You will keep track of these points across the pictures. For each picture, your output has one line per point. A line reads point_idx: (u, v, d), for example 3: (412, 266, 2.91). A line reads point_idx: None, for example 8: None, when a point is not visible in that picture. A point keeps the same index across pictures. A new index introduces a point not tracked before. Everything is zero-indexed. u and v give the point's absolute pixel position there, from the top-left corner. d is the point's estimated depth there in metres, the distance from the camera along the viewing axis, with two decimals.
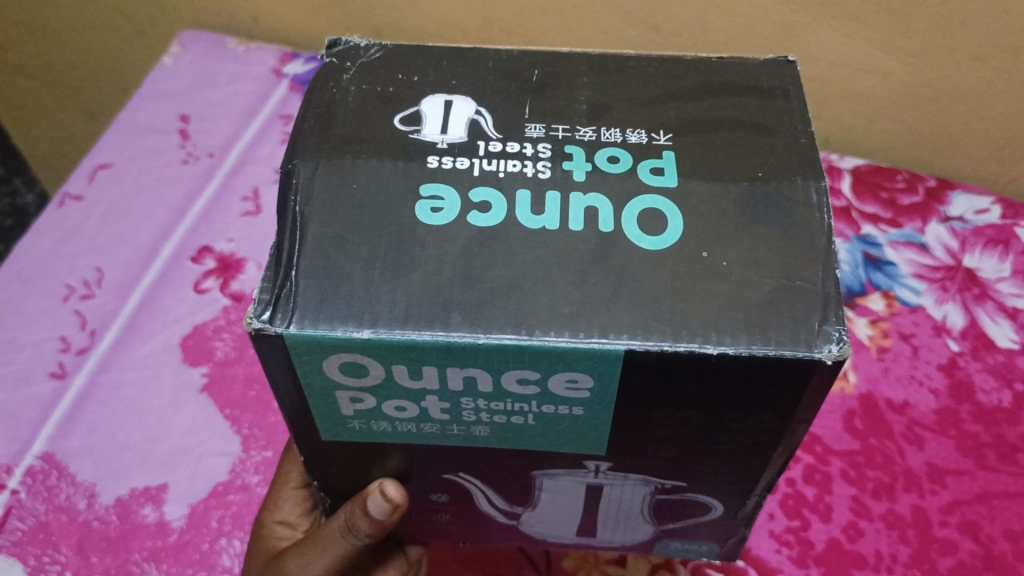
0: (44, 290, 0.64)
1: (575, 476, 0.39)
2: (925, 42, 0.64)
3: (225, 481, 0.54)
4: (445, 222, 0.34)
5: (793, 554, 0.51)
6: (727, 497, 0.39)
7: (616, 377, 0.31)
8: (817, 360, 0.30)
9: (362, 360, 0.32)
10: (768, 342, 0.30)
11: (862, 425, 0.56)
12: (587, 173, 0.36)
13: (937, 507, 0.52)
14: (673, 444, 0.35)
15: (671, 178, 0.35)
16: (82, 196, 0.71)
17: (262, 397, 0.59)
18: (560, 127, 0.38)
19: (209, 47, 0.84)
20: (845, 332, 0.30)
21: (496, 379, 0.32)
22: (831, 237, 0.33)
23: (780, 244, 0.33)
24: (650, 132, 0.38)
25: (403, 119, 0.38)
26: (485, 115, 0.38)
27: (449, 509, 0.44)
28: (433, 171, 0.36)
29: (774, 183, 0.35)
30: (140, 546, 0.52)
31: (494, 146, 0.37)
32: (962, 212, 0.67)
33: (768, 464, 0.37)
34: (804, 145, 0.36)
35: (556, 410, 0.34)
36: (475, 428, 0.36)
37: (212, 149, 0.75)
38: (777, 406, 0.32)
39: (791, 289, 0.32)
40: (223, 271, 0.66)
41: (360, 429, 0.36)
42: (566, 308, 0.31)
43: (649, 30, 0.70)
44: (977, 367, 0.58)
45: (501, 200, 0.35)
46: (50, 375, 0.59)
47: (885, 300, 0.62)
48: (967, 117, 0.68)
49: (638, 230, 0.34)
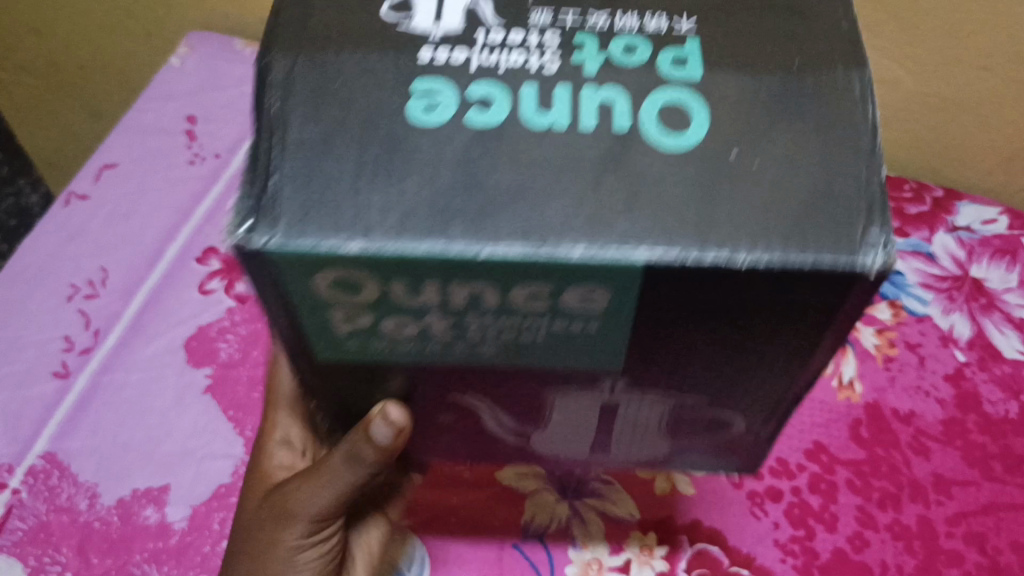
0: (48, 289, 0.64)
1: (589, 395, 0.37)
2: (937, 51, 0.63)
3: (227, 483, 0.54)
4: (444, 122, 0.31)
5: (798, 563, 0.50)
6: (749, 412, 0.38)
7: (636, 290, 0.29)
8: (858, 270, 0.28)
9: (356, 276, 0.29)
10: (805, 250, 0.28)
11: (868, 434, 0.56)
12: (602, 64, 0.32)
13: (943, 518, 0.52)
14: (696, 352, 0.33)
15: (694, 70, 0.32)
16: (88, 196, 0.71)
17: (265, 399, 0.58)
18: (570, 12, 0.34)
19: (217, 48, 0.84)
20: (888, 238, 0.28)
21: (504, 294, 0.30)
22: (877, 134, 0.30)
23: (815, 139, 0.30)
24: (672, 16, 0.34)
25: (392, 7, 0.34)
26: (483, 2, 0.34)
27: (457, 429, 0.43)
28: (427, 65, 0.32)
29: (810, 75, 0.31)
30: (141, 548, 0.51)
31: (494, 36, 0.33)
32: (970, 222, 0.67)
33: (794, 376, 0.35)
34: (846, 29, 0.33)
35: (567, 328, 0.32)
36: (477, 346, 0.33)
37: (219, 151, 0.75)
38: (808, 315, 0.30)
39: (831, 197, 0.29)
40: (228, 272, 0.66)
41: (352, 352, 0.34)
42: (580, 215, 0.29)
43: None
44: (984, 378, 0.58)
45: (505, 94, 0.31)
46: (53, 374, 0.59)
47: (892, 309, 0.62)
48: (975, 127, 0.68)
49: (659, 128, 0.30)
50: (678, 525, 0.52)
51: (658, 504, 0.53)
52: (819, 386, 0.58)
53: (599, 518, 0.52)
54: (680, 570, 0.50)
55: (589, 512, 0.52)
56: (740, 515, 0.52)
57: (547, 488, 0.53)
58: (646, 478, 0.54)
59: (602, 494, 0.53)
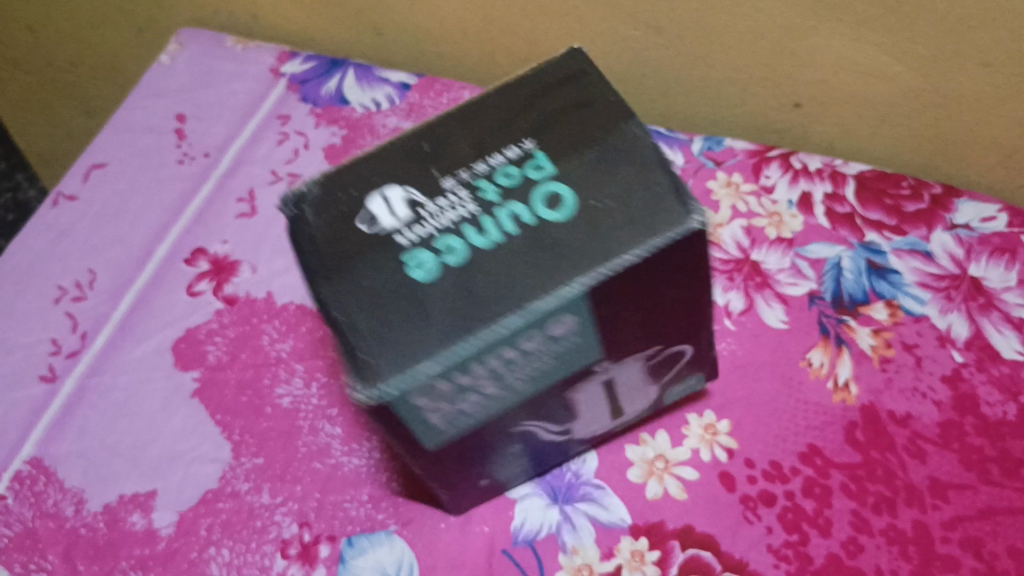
0: (36, 291, 0.64)
1: (591, 381, 0.45)
2: (936, 47, 0.62)
3: (215, 489, 0.53)
4: (434, 275, 0.40)
5: (790, 568, 0.50)
6: (682, 342, 0.48)
7: (587, 307, 0.39)
8: (693, 227, 0.39)
9: (437, 385, 0.38)
10: (648, 237, 0.39)
11: (864, 437, 0.55)
12: (514, 185, 0.43)
13: (939, 523, 0.51)
14: (624, 332, 0.43)
15: (551, 167, 0.43)
16: (76, 196, 0.71)
17: (254, 402, 0.57)
18: (461, 172, 0.44)
19: (207, 45, 0.83)
20: (698, 206, 0.39)
21: (521, 345, 0.39)
22: (654, 150, 0.42)
23: (634, 182, 0.41)
24: (517, 146, 0.44)
25: (363, 221, 0.42)
26: (411, 189, 0.43)
27: (519, 455, 0.49)
28: (405, 245, 0.41)
29: (617, 141, 0.43)
30: (128, 554, 0.51)
31: (424, 210, 0.42)
32: (970, 219, 0.66)
33: (701, 299, 0.44)
34: (613, 104, 0.45)
35: (563, 345, 0.41)
36: (521, 387, 0.42)
37: (208, 149, 0.74)
38: (680, 262, 0.40)
39: (653, 202, 0.40)
40: (217, 273, 0.65)
41: (451, 433, 0.42)
42: (540, 281, 0.39)
43: (652, 31, 0.69)
44: (982, 380, 0.57)
45: (462, 245, 0.41)
46: (40, 378, 0.58)
47: (889, 309, 0.61)
48: (974, 123, 0.66)
49: (558, 215, 0.41)
50: (669, 531, 0.51)
51: (650, 508, 0.52)
52: (815, 389, 0.58)
53: (588, 522, 0.52)
54: None
55: (580, 518, 0.52)
56: (734, 520, 0.52)
57: (538, 492, 0.53)
58: (638, 482, 0.53)
59: (592, 498, 0.53)
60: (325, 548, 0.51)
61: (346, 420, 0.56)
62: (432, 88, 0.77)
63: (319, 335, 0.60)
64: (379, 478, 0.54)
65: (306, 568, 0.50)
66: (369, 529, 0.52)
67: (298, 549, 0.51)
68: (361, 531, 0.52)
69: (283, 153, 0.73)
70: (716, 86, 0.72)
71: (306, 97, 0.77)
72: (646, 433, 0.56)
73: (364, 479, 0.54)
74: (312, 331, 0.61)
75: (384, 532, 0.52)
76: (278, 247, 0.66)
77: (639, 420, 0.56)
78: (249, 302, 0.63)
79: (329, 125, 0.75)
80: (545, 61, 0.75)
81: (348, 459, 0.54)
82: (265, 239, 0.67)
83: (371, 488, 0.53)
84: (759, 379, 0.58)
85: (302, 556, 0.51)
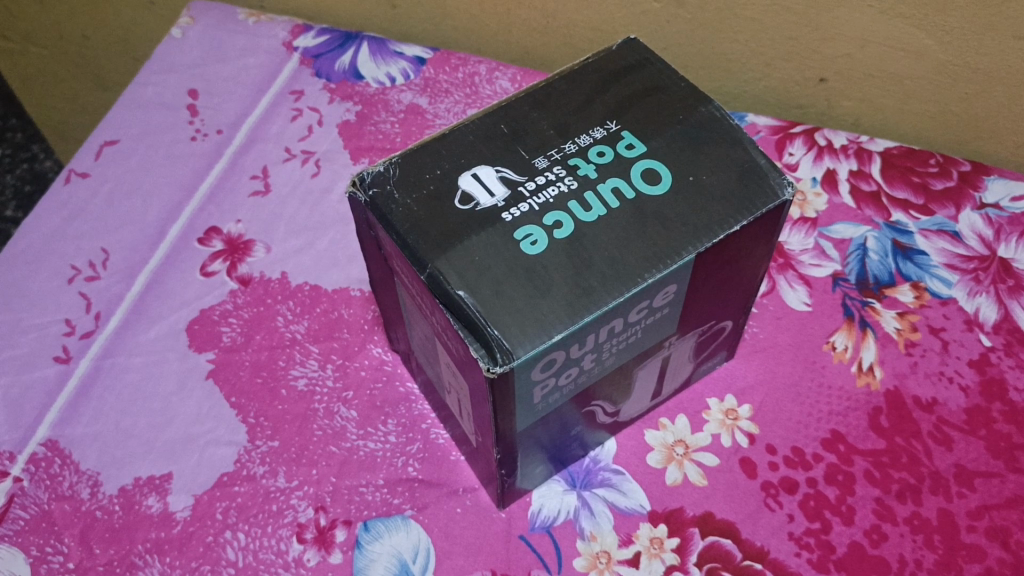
0: (49, 271, 0.63)
1: (655, 357, 0.48)
2: (969, 19, 0.59)
3: (230, 472, 0.53)
4: (545, 250, 0.41)
5: (813, 557, 0.49)
6: (736, 314, 0.51)
7: (688, 276, 0.42)
8: (785, 199, 0.43)
9: (553, 355, 0.39)
10: (748, 212, 0.42)
11: (888, 423, 0.54)
12: (607, 164, 0.44)
13: (965, 511, 0.50)
14: (697, 305, 0.46)
15: (641, 148, 0.45)
16: (88, 173, 0.69)
17: (269, 384, 0.57)
18: (554, 152, 0.45)
19: (219, 17, 0.80)
20: (786, 178, 0.43)
21: (627, 314, 0.41)
22: (737, 126, 0.45)
23: (734, 163, 0.44)
24: (601, 126, 0.46)
25: (461, 201, 0.43)
26: (506, 169, 0.44)
27: (577, 438, 0.50)
28: (514, 221, 0.42)
29: (699, 119, 0.46)
30: (144, 537, 0.51)
31: (531, 185, 0.43)
32: (999, 198, 0.64)
33: (757, 274, 0.48)
34: (684, 86, 0.47)
35: (656, 313, 0.43)
36: (610, 361, 0.44)
37: (221, 126, 0.73)
38: (762, 235, 0.44)
39: (747, 180, 0.43)
40: (231, 252, 0.64)
41: (541, 407, 0.43)
42: (646, 251, 0.41)
43: (673, 4, 0.66)
44: (1010, 364, 0.56)
45: (569, 218, 0.42)
46: (55, 359, 0.58)
47: (915, 291, 0.60)
48: (1006, 98, 0.64)
49: (654, 189, 0.43)
50: (688, 517, 0.51)
51: (669, 495, 0.52)
52: (838, 373, 0.56)
53: (606, 508, 0.51)
54: (691, 565, 0.49)
55: (598, 504, 0.51)
56: (754, 507, 0.51)
57: (555, 478, 0.53)
58: (657, 467, 0.53)
59: (611, 484, 0.52)
60: (340, 533, 0.51)
61: (362, 404, 0.56)
62: (446, 64, 0.75)
63: (333, 316, 0.60)
64: (395, 463, 0.53)
65: (323, 553, 0.50)
66: (385, 514, 0.51)
67: (314, 533, 0.51)
68: (377, 515, 0.51)
69: (296, 131, 0.72)
70: (741, 59, 0.69)
71: (319, 72, 0.75)
72: (664, 417, 0.55)
73: (380, 463, 0.53)
74: (326, 311, 0.60)
75: (399, 517, 0.51)
76: (293, 226, 0.66)
77: (658, 403, 0.55)
78: (264, 283, 0.62)
79: (343, 101, 0.73)
80: (561, 36, 0.74)
81: (363, 442, 0.54)
82: (279, 219, 0.66)
83: (387, 473, 0.53)
84: (781, 363, 0.57)
85: (318, 540, 0.51)
